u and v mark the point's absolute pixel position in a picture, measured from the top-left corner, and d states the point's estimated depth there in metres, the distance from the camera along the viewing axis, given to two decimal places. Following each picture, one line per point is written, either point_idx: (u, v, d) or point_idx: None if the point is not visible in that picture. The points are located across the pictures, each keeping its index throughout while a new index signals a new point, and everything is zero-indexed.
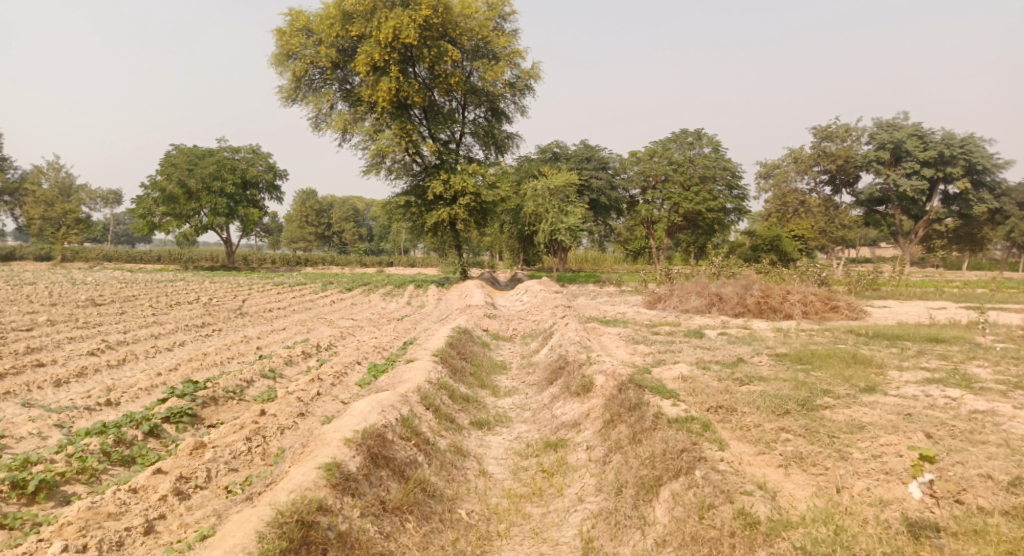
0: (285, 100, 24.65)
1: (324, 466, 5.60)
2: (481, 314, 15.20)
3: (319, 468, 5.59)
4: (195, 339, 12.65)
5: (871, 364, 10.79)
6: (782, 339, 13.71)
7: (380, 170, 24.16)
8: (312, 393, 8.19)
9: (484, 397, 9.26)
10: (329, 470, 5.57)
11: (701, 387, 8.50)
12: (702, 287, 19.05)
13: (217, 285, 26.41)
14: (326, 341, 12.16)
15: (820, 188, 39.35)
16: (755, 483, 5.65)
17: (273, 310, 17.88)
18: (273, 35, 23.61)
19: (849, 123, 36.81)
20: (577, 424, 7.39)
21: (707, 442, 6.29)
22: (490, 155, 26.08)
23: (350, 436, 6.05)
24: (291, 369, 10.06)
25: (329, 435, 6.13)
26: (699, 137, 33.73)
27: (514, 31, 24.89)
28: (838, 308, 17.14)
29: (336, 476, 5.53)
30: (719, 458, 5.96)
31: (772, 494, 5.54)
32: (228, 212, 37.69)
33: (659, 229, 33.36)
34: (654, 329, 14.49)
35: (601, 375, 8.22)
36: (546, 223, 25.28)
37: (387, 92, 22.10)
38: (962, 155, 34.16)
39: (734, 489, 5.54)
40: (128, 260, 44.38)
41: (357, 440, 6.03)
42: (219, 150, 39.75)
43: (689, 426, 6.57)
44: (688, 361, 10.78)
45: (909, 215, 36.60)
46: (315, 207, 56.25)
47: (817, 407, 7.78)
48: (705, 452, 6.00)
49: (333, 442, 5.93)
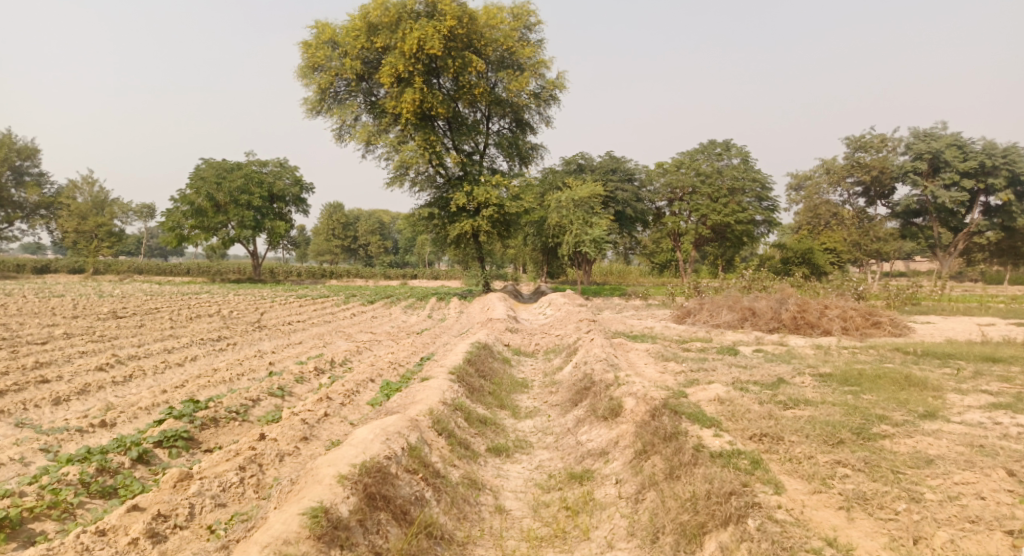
0: (309, 112, 24.34)
1: (309, 512, 4.97)
2: (502, 329, 14.54)
3: (303, 514, 4.96)
4: (208, 354, 12.16)
5: (926, 386, 9.90)
6: (822, 357, 12.84)
7: (403, 182, 23.70)
8: (318, 414, 7.58)
9: (503, 419, 8.58)
10: (315, 517, 4.94)
11: (742, 411, 7.72)
12: (734, 301, 18.19)
13: (241, 298, 26.11)
14: (341, 356, 11.59)
15: (853, 200, 38.17)
16: (822, 539, 4.91)
17: (292, 323, 17.44)
18: (299, 47, 23.43)
19: (885, 133, 35.64)
20: (605, 453, 6.70)
21: (758, 484, 5.55)
22: (514, 167, 25.51)
23: (345, 472, 5.42)
24: (301, 387, 9.48)
25: (323, 470, 5.50)
26: (728, 148, 32.85)
27: (539, 42, 24.38)
28: (880, 324, 16.14)
29: (323, 525, 4.89)
30: (775, 506, 5.22)
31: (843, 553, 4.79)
32: (255, 225, 37.67)
33: (687, 242, 32.42)
34: (685, 345, 13.69)
35: (631, 399, 7.50)
36: (571, 235, 24.61)
37: (410, 104, 21.69)
38: (1004, 166, 32.82)
39: (796, 547, 4.83)
40: (157, 273, 44.61)
41: (352, 477, 5.39)
42: (247, 164, 39.83)
43: (734, 463, 5.84)
44: (723, 381, 10.01)
45: (947, 227, 35.23)
46: (342, 220, 56.28)
47: (874, 436, 6.97)
48: (758, 497, 5.27)
49: (325, 481, 5.30)
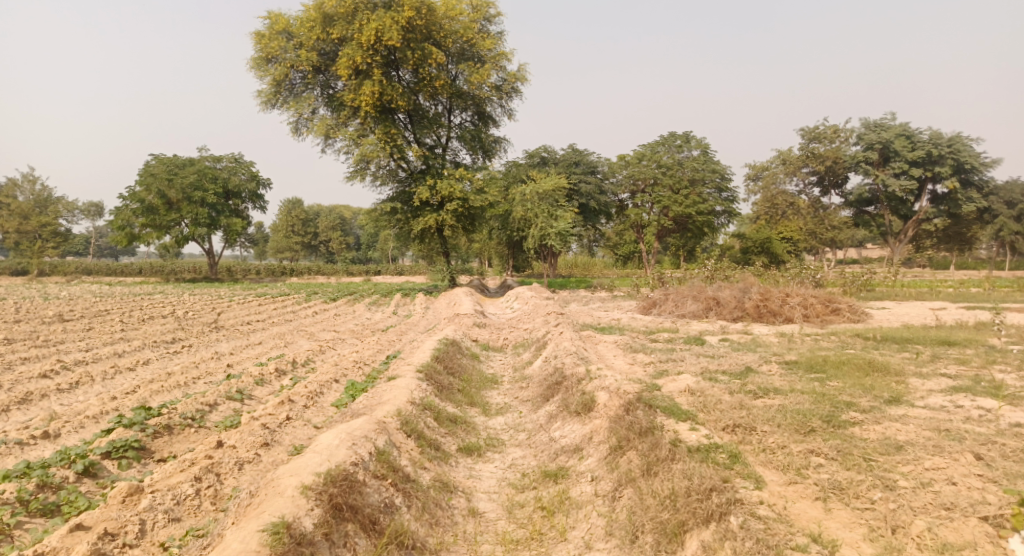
0: (265, 105, 23.69)
1: (270, 528, 4.71)
2: (469, 324, 14.34)
3: (264, 531, 4.71)
4: (162, 357, 11.69)
5: (888, 371, 10.03)
6: (786, 344, 12.94)
7: (364, 177, 23.24)
8: (280, 417, 7.29)
9: (473, 417, 8.39)
10: (276, 533, 4.69)
11: (713, 402, 7.67)
12: (698, 291, 18.28)
13: (198, 298, 25.38)
14: (302, 356, 11.24)
15: (809, 189, 38.88)
16: (806, 535, 4.84)
17: (252, 322, 16.93)
18: (252, 38, 22.75)
19: (838, 124, 36.35)
20: (579, 449, 6.58)
21: (738, 479, 5.48)
22: (477, 160, 25.25)
23: (308, 482, 5.19)
24: (261, 390, 9.14)
25: (284, 480, 5.24)
26: (687, 139, 33.09)
27: (499, 34, 24.13)
28: (839, 310, 16.38)
29: (285, 543, 4.65)
30: (756, 501, 5.15)
31: (829, 549, 4.73)
32: (210, 223, 36.66)
33: (649, 233, 32.60)
34: (653, 335, 13.68)
35: (603, 393, 7.39)
36: (535, 228, 24.48)
37: (370, 96, 21.26)
38: (950, 155, 33.75)
39: (780, 544, 4.76)
40: (108, 274, 43.12)
41: (316, 488, 5.15)
42: (200, 159, 38.70)
43: (712, 458, 5.76)
44: (692, 371, 9.99)
45: (898, 215, 36.09)
46: (301, 216, 55.21)
47: (845, 423, 6.99)
48: (739, 494, 5.19)
49: (287, 494, 5.05)
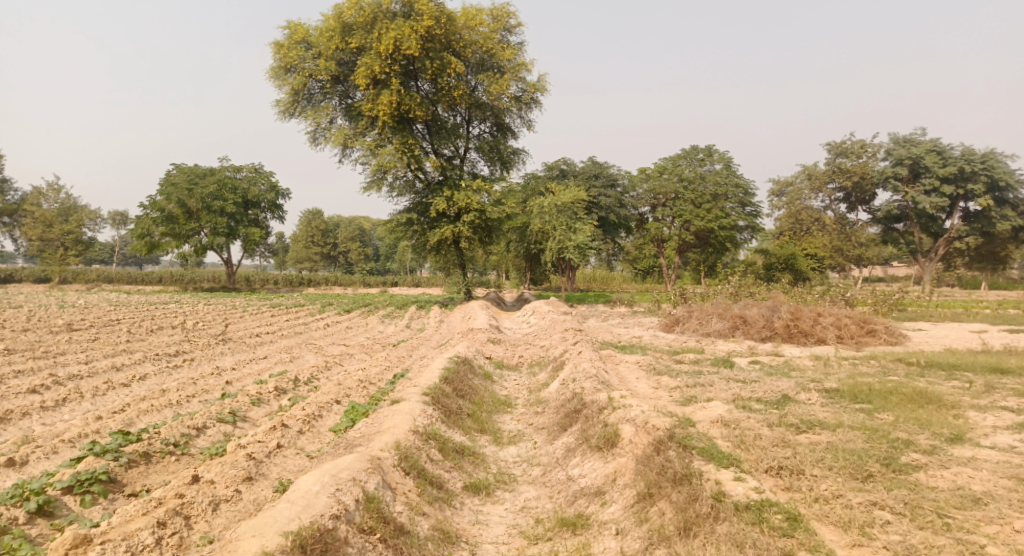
0: (283, 115, 23.23)
1: None
2: (483, 340, 13.54)
3: None
4: (160, 372, 10.95)
5: (943, 402, 9.07)
6: (822, 369, 11.99)
7: (381, 187, 22.62)
8: (270, 444, 6.45)
9: (483, 447, 7.59)
10: None
11: (752, 437, 6.81)
12: (724, 309, 17.32)
13: (212, 307, 24.88)
14: (306, 374, 10.40)
15: (834, 206, 37.74)
16: None
17: (260, 335, 16.23)
18: (271, 48, 22.34)
19: (865, 139, 35.25)
20: (601, 492, 5.82)
21: (794, 550, 4.73)
22: (495, 171, 24.57)
23: (272, 547, 4.51)
24: (257, 411, 8.16)
25: (246, 544, 4.56)
26: (710, 153, 32.11)
27: (520, 44, 23.53)
28: (875, 332, 15.33)
29: None
30: None
31: None
32: (228, 232, 36.31)
33: (670, 248, 31.63)
34: (677, 356, 12.76)
35: (629, 426, 6.58)
36: (554, 241, 23.73)
37: (387, 106, 20.72)
38: (983, 171, 32.45)
39: None
40: (128, 282, 43.02)
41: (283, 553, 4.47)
42: (220, 169, 38.47)
43: (766, 520, 4.98)
44: (724, 398, 9.14)
45: (927, 232, 34.71)
46: (321, 227, 54.98)
47: (906, 468, 6.13)
48: None
49: None
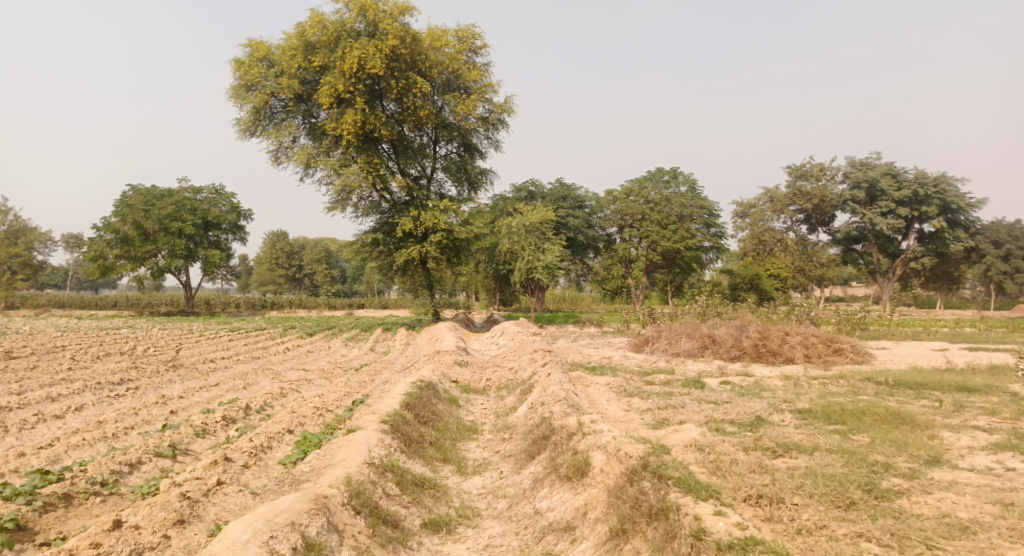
0: (243, 134, 22.57)
1: None
2: (449, 363, 13.05)
3: None
4: (100, 402, 10.21)
5: (917, 423, 8.87)
6: (793, 389, 11.78)
7: (345, 208, 22.08)
8: (209, 481, 5.90)
9: (446, 478, 7.12)
10: None
11: (728, 462, 6.47)
12: (692, 328, 17.10)
13: (166, 332, 23.84)
14: (259, 401, 9.77)
15: (796, 227, 38.23)
16: None
17: (214, 360, 15.47)
18: (232, 66, 21.79)
19: (824, 162, 35.88)
20: (571, 529, 5.52)
21: None
22: (462, 192, 24.20)
23: None
24: (201, 443, 7.55)
25: None
26: (675, 175, 32.28)
27: (486, 65, 23.35)
28: (842, 351, 15.24)
29: None
30: None
31: None
32: (188, 255, 35.21)
33: (637, 269, 31.56)
34: (648, 377, 12.42)
35: (600, 455, 6.20)
36: (522, 261, 23.47)
37: (351, 125, 20.25)
38: (936, 195, 33.25)
39: None
40: (81, 307, 41.41)
41: None
42: (180, 190, 37.43)
43: None
44: (696, 421, 8.82)
45: (885, 253, 35.31)
46: (285, 249, 53.89)
47: (889, 494, 5.84)
48: None
49: None
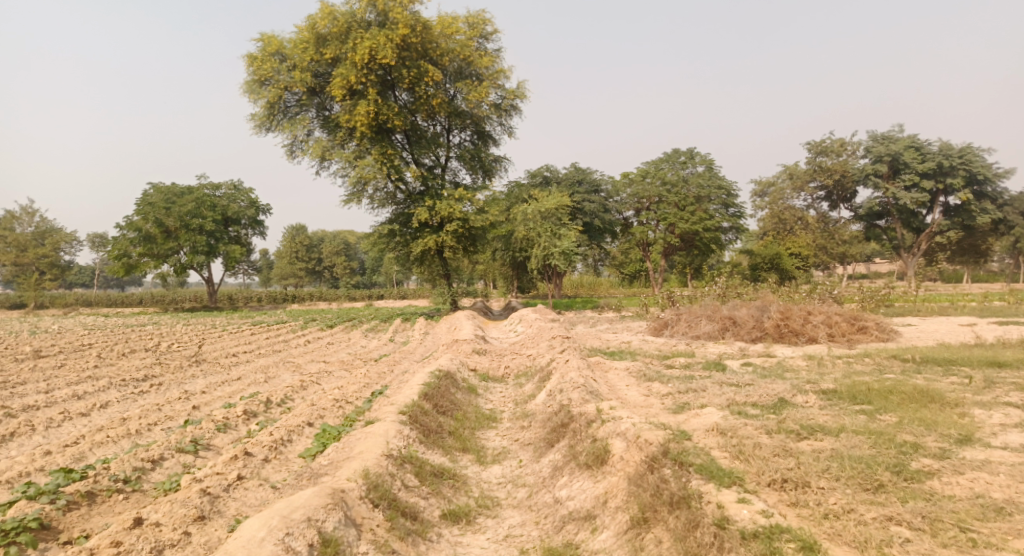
0: (258, 129, 22.61)
1: None
2: (467, 352, 12.99)
3: None
4: (124, 399, 10.29)
5: (945, 400, 8.65)
6: (817, 369, 11.57)
7: (361, 200, 22.07)
8: (229, 476, 5.89)
9: (465, 468, 7.06)
10: None
11: (751, 446, 6.33)
12: (713, 310, 16.89)
13: (189, 328, 24.07)
14: (279, 395, 9.77)
15: (817, 204, 37.61)
16: None
17: (236, 355, 15.55)
18: (245, 61, 21.80)
19: (844, 137, 35.19)
20: (592, 517, 5.45)
21: None
22: (477, 180, 24.07)
23: None
24: (222, 437, 7.56)
25: None
26: (692, 156, 31.86)
27: (497, 51, 23.12)
28: (866, 329, 14.96)
29: None
30: None
31: None
32: (208, 250, 35.50)
33: (656, 252, 31.26)
34: (668, 361, 12.28)
35: (620, 442, 6.11)
36: (538, 248, 23.34)
37: (364, 116, 20.18)
38: (961, 166, 32.47)
39: None
40: (107, 305, 41.98)
41: None
42: (199, 187, 37.71)
43: (778, 549, 4.54)
44: (718, 404, 8.68)
45: (909, 228, 34.63)
46: (304, 242, 54.16)
47: (918, 475, 5.68)
48: None
49: None
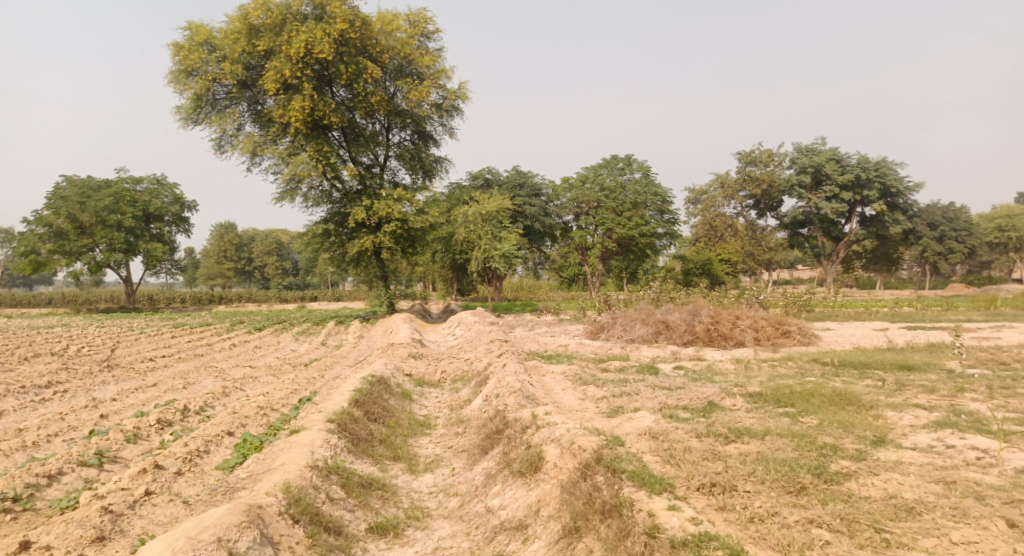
0: (185, 121, 21.68)
1: None
2: (403, 356, 12.76)
3: None
4: (25, 408, 9.61)
5: (863, 403, 9.01)
6: (745, 373, 11.89)
7: (295, 197, 21.45)
8: (136, 492, 5.57)
9: (395, 477, 6.90)
10: None
11: (682, 450, 6.42)
12: (647, 314, 17.17)
13: (105, 330, 22.83)
14: (198, 402, 9.33)
15: (746, 212, 38.89)
16: None
17: (154, 359, 14.80)
18: (170, 50, 20.88)
19: (771, 148, 36.52)
20: (523, 527, 5.40)
21: None
22: (417, 180, 23.78)
23: None
24: (133, 449, 7.15)
25: None
26: (629, 163, 32.40)
27: (438, 51, 22.91)
28: (790, 333, 15.51)
29: None
30: None
31: None
32: (127, 248, 33.83)
33: (594, 256, 31.62)
34: (603, 364, 12.39)
35: (554, 448, 6.08)
36: (479, 250, 23.24)
37: (299, 112, 19.62)
38: (877, 179, 34.20)
39: None
40: (15, 305, 39.43)
41: None
42: (118, 181, 35.92)
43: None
44: (650, 407, 8.79)
45: (829, 237, 36.23)
46: (233, 241, 52.33)
47: (838, 477, 5.87)
48: None
49: None
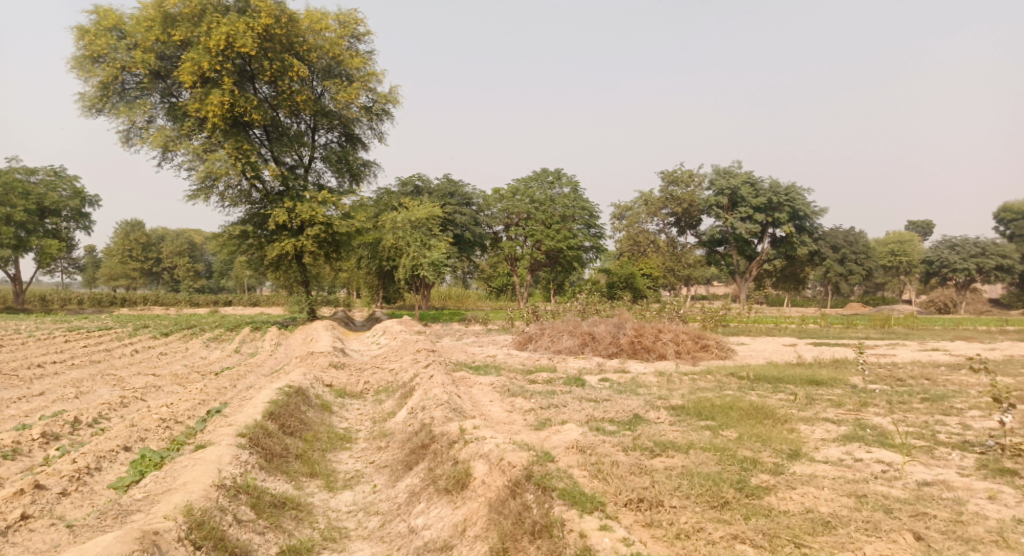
0: (88, 111, 20.33)
1: None
2: (323, 366, 12.28)
3: None
4: None
5: (778, 416, 9.29)
6: (667, 385, 12.09)
7: (210, 196, 20.45)
8: (10, 518, 5.08)
9: (312, 495, 6.56)
10: None
11: (609, 464, 6.39)
12: (573, 326, 17.27)
13: None
14: (91, 413, 8.63)
15: (667, 229, 40.00)
16: None
17: (44, 366, 13.68)
18: (75, 34, 19.58)
19: (692, 169, 37.74)
20: (449, 547, 5.22)
21: None
22: (343, 184, 23.16)
23: None
24: (13, 467, 6.52)
25: None
26: (559, 176, 32.70)
27: (369, 53, 22.48)
28: (708, 347, 15.94)
29: None
30: None
31: None
32: (17, 244, 31.36)
33: (522, 267, 31.66)
34: (530, 376, 12.32)
35: (481, 465, 5.93)
36: (407, 257, 22.84)
37: (217, 107, 18.76)
38: (787, 202, 35.89)
39: None
40: None
41: None
42: (9, 171, 33.35)
43: None
44: (577, 420, 8.76)
45: (744, 255, 37.68)
46: (141, 241, 49.51)
47: (758, 491, 5.97)
48: None
49: None
